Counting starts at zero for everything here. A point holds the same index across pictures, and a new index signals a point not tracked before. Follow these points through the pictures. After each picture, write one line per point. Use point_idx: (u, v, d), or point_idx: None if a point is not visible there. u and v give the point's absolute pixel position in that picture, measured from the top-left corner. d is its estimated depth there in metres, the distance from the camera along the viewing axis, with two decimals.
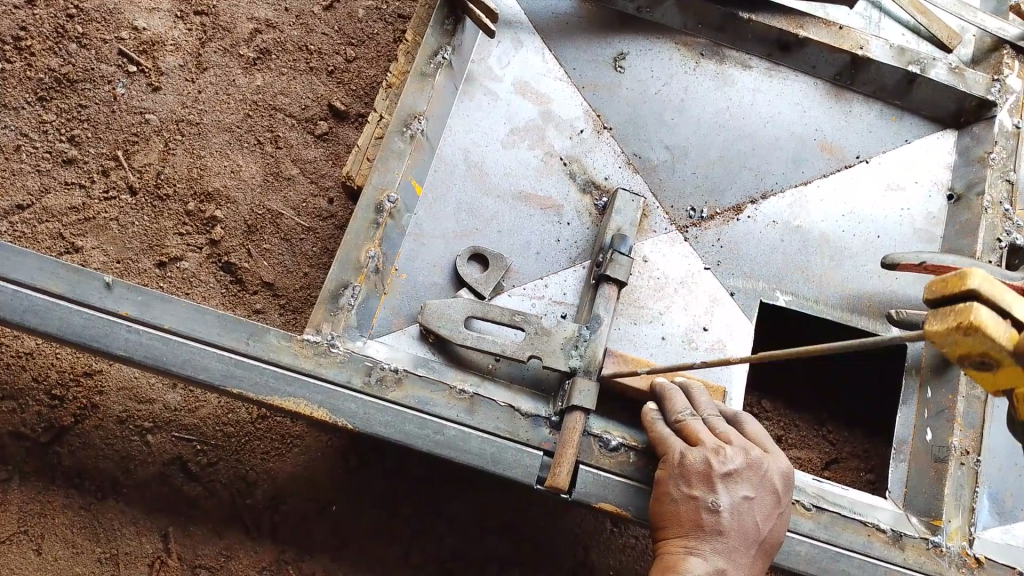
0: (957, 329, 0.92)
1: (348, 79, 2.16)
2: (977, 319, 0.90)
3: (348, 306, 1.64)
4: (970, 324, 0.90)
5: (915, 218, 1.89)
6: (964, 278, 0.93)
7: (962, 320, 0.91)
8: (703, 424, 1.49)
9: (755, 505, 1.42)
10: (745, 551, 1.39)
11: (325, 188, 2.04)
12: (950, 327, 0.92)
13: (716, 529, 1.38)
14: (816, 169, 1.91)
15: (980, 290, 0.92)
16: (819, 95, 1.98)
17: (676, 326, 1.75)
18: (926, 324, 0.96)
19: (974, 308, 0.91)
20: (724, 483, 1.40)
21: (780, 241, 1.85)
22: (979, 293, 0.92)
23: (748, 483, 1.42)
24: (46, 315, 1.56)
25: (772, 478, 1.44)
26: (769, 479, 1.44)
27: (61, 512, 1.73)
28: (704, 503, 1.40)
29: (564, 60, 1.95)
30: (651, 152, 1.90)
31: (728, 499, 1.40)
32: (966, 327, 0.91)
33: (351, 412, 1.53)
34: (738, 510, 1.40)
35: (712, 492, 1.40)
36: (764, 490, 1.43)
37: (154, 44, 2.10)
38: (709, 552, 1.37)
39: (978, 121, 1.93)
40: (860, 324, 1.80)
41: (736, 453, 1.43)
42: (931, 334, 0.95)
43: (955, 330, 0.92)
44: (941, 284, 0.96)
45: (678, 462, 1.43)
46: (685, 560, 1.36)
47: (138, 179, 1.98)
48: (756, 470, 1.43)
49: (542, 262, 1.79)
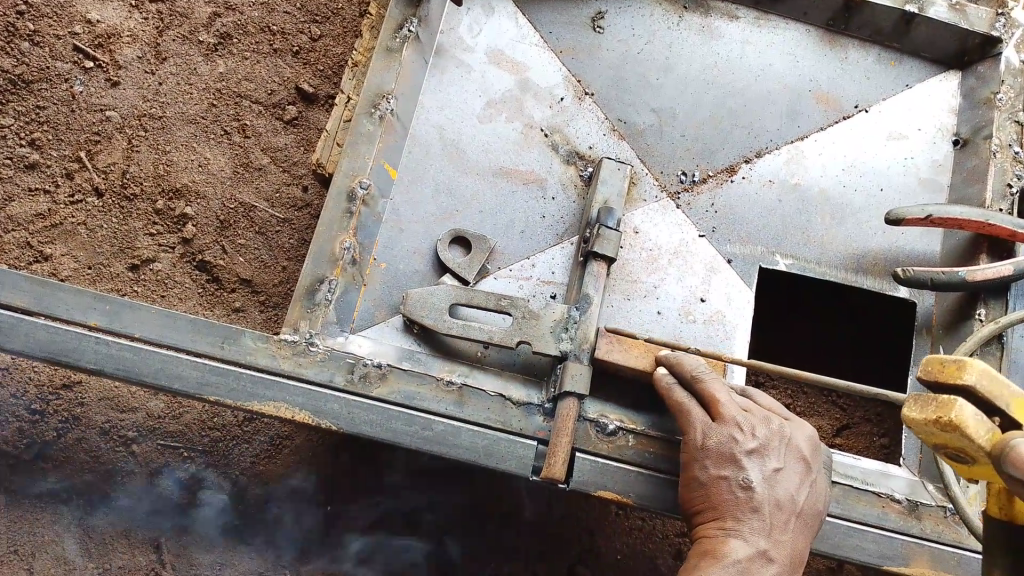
0: (936, 423, 0.91)
1: (314, 59, 2.08)
2: (957, 417, 0.88)
3: (325, 302, 1.55)
4: (948, 421, 0.89)
5: (921, 166, 1.79)
6: (961, 370, 0.94)
7: (942, 415, 0.90)
8: (721, 385, 1.38)
9: (786, 476, 1.33)
10: (783, 527, 1.29)
11: (299, 175, 1.97)
12: (930, 418, 0.91)
13: (751, 506, 1.29)
14: (812, 122, 1.81)
15: (976, 387, 0.93)
16: (810, 43, 1.87)
17: (672, 299, 1.66)
18: (906, 409, 0.95)
19: (956, 404, 0.89)
20: (750, 458, 1.31)
21: (777, 202, 1.75)
22: (975, 389, 0.93)
23: (776, 455, 1.33)
24: (10, 331, 1.48)
25: (797, 445, 1.36)
26: (794, 448, 1.35)
27: (50, 529, 1.67)
28: (736, 481, 1.30)
29: (539, 23, 1.84)
30: (636, 116, 1.80)
31: (758, 473, 1.31)
32: (944, 423, 0.90)
33: (334, 412, 1.46)
34: (771, 483, 1.31)
35: (740, 468, 1.30)
36: (792, 458, 1.35)
37: (110, 37, 2.01)
38: (749, 533, 1.27)
39: (983, 59, 1.81)
40: (865, 284, 1.71)
41: (758, 426, 1.34)
42: (908, 420, 0.94)
43: (933, 424, 0.91)
44: (939, 368, 0.96)
45: (700, 443, 1.33)
46: (724, 542, 1.26)
47: (103, 180, 1.90)
48: (782, 440, 1.35)
49: (528, 240, 1.70)
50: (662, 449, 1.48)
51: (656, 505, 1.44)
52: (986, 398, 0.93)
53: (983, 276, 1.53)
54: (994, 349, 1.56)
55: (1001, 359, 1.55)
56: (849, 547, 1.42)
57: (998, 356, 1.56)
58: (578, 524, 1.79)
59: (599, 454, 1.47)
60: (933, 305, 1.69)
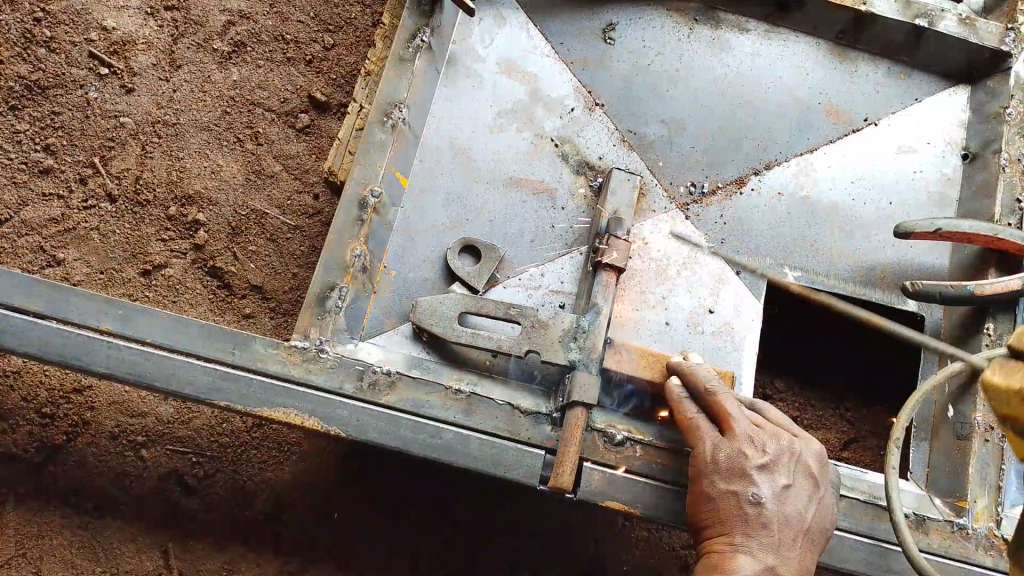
0: None
1: (327, 67, 2.09)
2: None
3: (336, 309, 1.56)
4: None
5: (930, 181, 1.79)
6: None
7: None
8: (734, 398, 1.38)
9: (795, 492, 1.33)
10: (792, 543, 1.30)
11: (310, 183, 1.98)
12: None
13: (760, 522, 1.29)
14: (822, 135, 1.82)
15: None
16: (821, 55, 1.88)
17: (680, 310, 1.66)
18: None
19: None
20: (761, 474, 1.31)
21: (787, 214, 1.76)
22: None
23: (786, 471, 1.33)
24: (24, 336, 1.50)
25: (806, 462, 1.36)
26: (803, 464, 1.35)
27: (60, 531, 1.68)
28: (745, 496, 1.29)
29: (550, 34, 1.86)
30: (646, 128, 1.81)
31: (768, 489, 1.30)
32: None
33: (343, 419, 1.47)
34: (781, 500, 1.31)
35: (750, 484, 1.30)
36: (802, 474, 1.35)
37: (125, 44, 2.03)
38: (757, 548, 1.27)
39: (993, 75, 1.82)
40: (873, 297, 1.71)
41: (769, 441, 1.34)
42: None
43: None
44: None
45: (711, 456, 1.32)
46: (733, 558, 1.26)
47: (117, 185, 1.92)
48: (792, 456, 1.35)
49: (538, 249, 1.71)
50: (669, 461, 1.48)
51: (664, 516, 1.44)
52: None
53: (992, 289, 1.54)
54: None
55: None
56: (856, 562, 1.43)
57: None
58: (585, 534, 1.79)
59: (607, 465, 1.48)
60: (941, 319, 1.69)
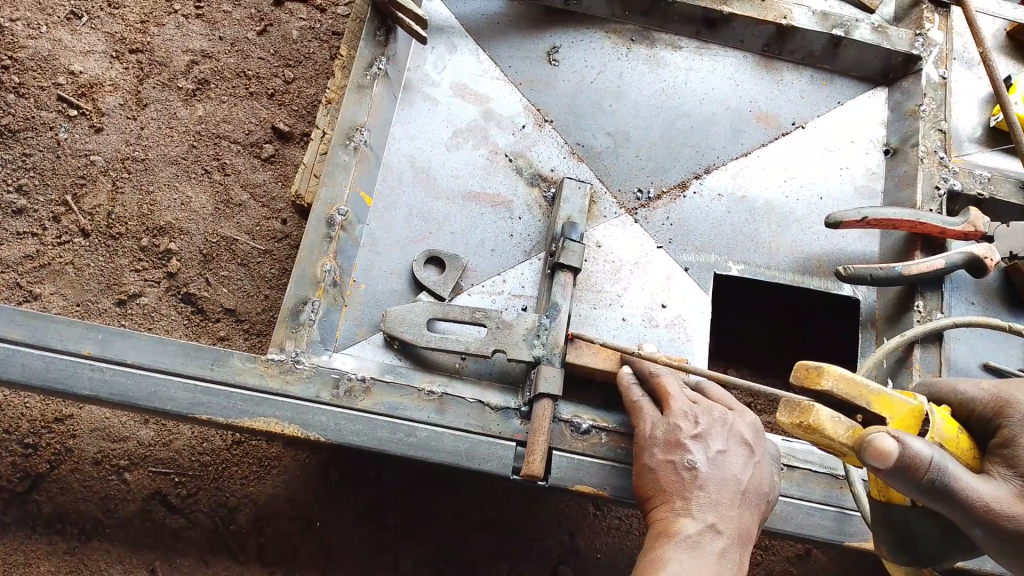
0: (801, 426, 1.05)
1: (289, 100, 2.20)
2: (816, 420, 1.03)
3: (309, 322, 1.63)
4: (811, 424, 1.04)
5: (856, 175, 1.93)
6: (820, 376, 1.07)
7: (804, 420, 1.04)
8: (675, 380, 1.51)
9: (730, 457, 1.41)
10: (729, 503, 1.37)
11: (277, 210, 2.06)
12: (796, 423, 1.05)
13: (696, 484, 1.37)
14: (754, 139, 1.96)
15: (834, 390, 1.06)
16: (749, 67, 2.03)
17: (635, 308, 1.77)
18: (776, 413, 1.08)
19: (814, 408, 1.04)
20: (694, 441, 1.41)
21: (727, 213, 1.88)
22: (834, 391, 1.07)
23: (719, 438, 1.42)
24: (5, 363, 1.53)
25: (740, 432, 1.45)
26: (736, 433, 1.44)
27: (46, 559, 1.71)
28: (681, 463, 1.39)
29: (499, 58, 1.98)
30: (593, 140, 1.93)
31: (702, 455, 1.39)
32: (807, 426, 1.04)
33: (322, 424, 1.52)
34: (715, 464, 1.39)
35: (686, 451, 1.40)
36: (735, 442, 1.44)
37: (93, 87, 2.12)
38: (697, 510, 1.35)
39: (906, 76, 1.98)
40: (813, 284, 1.83)
41: (701, 414, 1.44)
42: (778, 424, 1.08)
43: (799, 428, 1.05)
44: (803, 374, 1.10)
45: (649, 432, 1.44)
46: (675, 521, 1.34)
47: (90, 221, 1.99)
48: (724, 426, 1.44)
49: (499, 258, 1.81)
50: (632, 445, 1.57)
51: (625, 496, 1.53)
52: (846, 398, 1.07)
53: (919, 269, 1.66)
54: (933, 342, 1.70)
55: (940, 351, 1.69)
56: (807, 526, 1.53)
57: (937, 349, 1.69)
58: (559, 527, 1.87)
59: (574, 453, 1.56)
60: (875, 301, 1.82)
